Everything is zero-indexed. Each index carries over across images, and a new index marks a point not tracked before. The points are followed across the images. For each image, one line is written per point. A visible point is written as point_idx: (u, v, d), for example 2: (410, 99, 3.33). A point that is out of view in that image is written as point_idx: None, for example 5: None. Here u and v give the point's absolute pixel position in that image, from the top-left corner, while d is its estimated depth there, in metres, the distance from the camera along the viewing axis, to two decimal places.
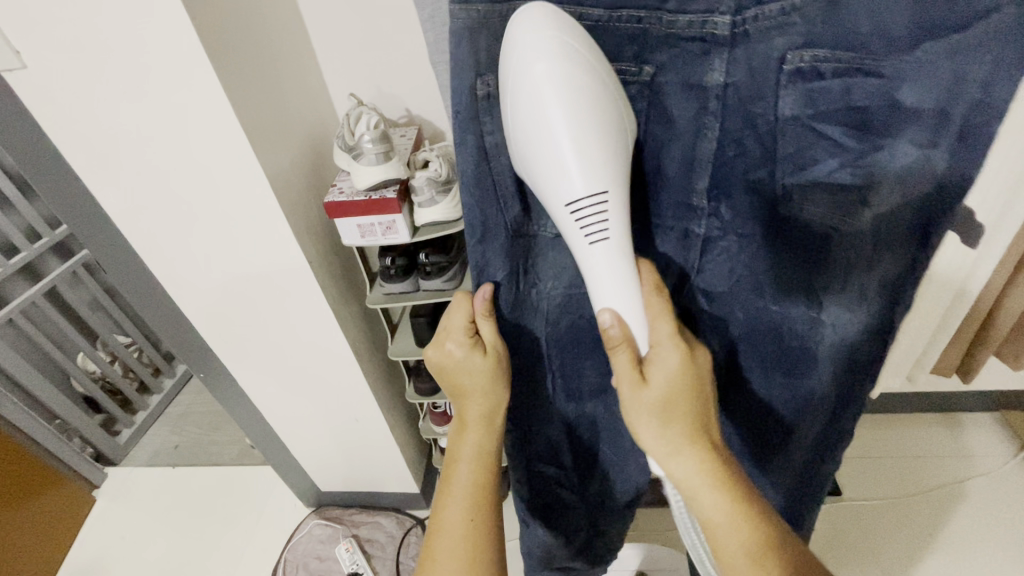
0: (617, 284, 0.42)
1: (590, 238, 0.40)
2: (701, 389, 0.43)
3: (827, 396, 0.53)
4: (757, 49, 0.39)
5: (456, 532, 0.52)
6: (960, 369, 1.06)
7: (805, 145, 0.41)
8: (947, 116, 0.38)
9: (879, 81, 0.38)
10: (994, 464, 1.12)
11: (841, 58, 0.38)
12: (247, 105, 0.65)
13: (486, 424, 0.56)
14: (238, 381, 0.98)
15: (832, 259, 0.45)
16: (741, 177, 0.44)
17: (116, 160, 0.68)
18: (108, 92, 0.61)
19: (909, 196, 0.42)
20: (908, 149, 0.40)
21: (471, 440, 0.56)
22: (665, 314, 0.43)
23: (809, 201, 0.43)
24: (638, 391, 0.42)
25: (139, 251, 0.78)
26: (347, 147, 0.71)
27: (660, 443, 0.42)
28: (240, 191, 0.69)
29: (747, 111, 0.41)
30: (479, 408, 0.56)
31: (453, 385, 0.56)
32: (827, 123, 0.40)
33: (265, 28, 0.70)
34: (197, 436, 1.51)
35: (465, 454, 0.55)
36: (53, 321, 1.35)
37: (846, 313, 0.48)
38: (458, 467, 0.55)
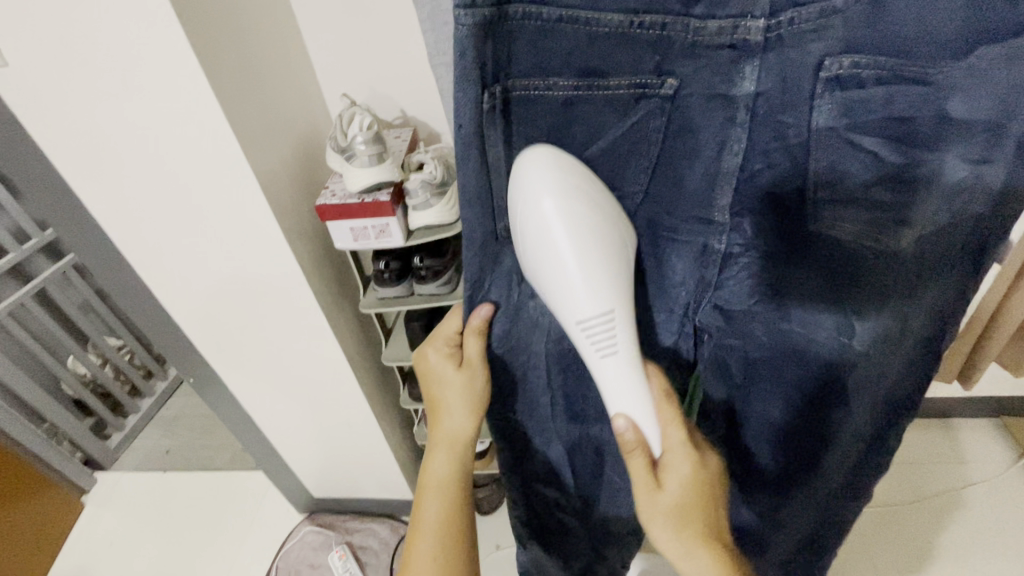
0: (629, 393, 0.41)
1: (601, 351, 0.40)
2: (711, 491, 0.43)
3: (857, 409, 0.52)
4: (790, 57, 0.37)
5: (423, 565, 0.52)
6: (962, 375, 1.04)
7: (841, 158, 0.39)
8: (1001, 128, 0.37)
9: (928, 89, 0.36)
10: (995, 471, 1.11)
11: (886, 64, 0.36)
12: (239, 108, 0.62)
13: (459, 447, 0.54)
14: (229, 386, 0.95)
15: (869, 284, 0.44)
16: (768, 191, 0.42)
17: (106, 158, 0.64)
18: (94, 91, 0.58)
19: (951, 209, 0.41)
20: (956, 163, 0.38)
21: (444, 463, 0.54)
22: (677, 422, 0.42)
23: (841, 218, 0.41)
24: (655, 498, 0.40)
25: (127, 255, 0.75)
26: (338, 148, 0.68)
27: (673, 545, 0.42)
28: (230, 195, 0.66)
29: (776, 123, 0.40)
30: (456, 429, 0.54)
31: (434, 399, 0.55)
32: (866, 135, 0.38)
33: (259, 25, 0.66)
34: (189, 440, 1.48)
35: (436, 480, 0.54)
36: (43, 323, 1.31)
37: (876, 328, 0.46)
38: (429, 494, 0.54)
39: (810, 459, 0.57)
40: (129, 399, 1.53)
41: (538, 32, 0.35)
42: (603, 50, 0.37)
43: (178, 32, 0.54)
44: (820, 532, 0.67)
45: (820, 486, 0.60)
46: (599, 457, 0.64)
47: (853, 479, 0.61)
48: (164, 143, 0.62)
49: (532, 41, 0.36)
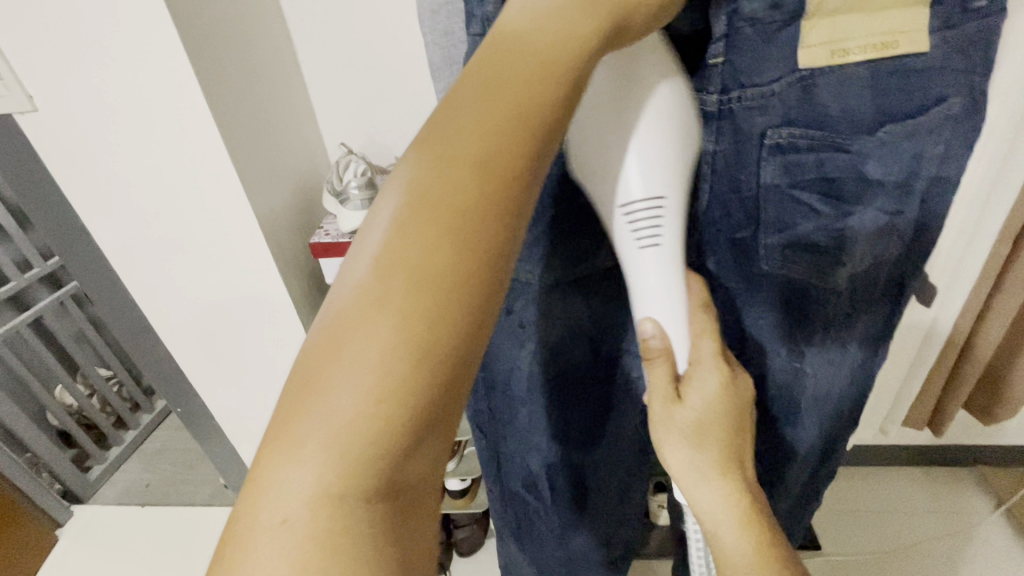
0: (662, 291, 0.40)
1: (641, 245, 0.39)
2: (739, 416, 0.41)
3: (812, 433, 0.57)
4: (740, 125, 0.41)
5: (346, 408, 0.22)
6: (933, 422, 1.06)
7: (785, 210, 0.44)
8: (910, 187, 0.42)
9: (849, 155, 0.41)
10: (973, 521, 1.12)
11: (815, 135, 0.41)
12: (244, 151, 0.67)
13: (456, 259, 0.23)
14: (216, 417, 0.96)
15: (813, 314, 0.49)
16: (725, 235, 0.47)
17: (115, 194, 0.69)
18: (112, 133, 0.64)
19: (878, 254, 0.45)
20: (877, 215, 0.43)
21: (416, 285, 0.23)
22: (710, 334, 0.41)
23: (788, 259, 0.46)
24: (670, 410, 0.40)
25: (126, 285, 0.79)
26: (335, 192, 0.74)
27: (688, 464, 0.40)
28: (228, 231, 0.71)
29: (732, 178, 0.44)
30: (470, 213, 0.24)
31: (456, 127, 0.25)
32: (804, 192, 0.43)
33: (269, 80, 0.74)
34: (170, 474, 1.47)
35: (383, 321, 0.22)
36: (36, 352, 1.33)
37: (824, 355, 0.52)
38: (357, 343, 0.22)
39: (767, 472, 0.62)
40: (114, 431, 1.53)
41: None
42: None
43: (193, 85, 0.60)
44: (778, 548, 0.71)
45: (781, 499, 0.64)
46: (578, 478, 0.66)
47: (808, 492, 0.66)
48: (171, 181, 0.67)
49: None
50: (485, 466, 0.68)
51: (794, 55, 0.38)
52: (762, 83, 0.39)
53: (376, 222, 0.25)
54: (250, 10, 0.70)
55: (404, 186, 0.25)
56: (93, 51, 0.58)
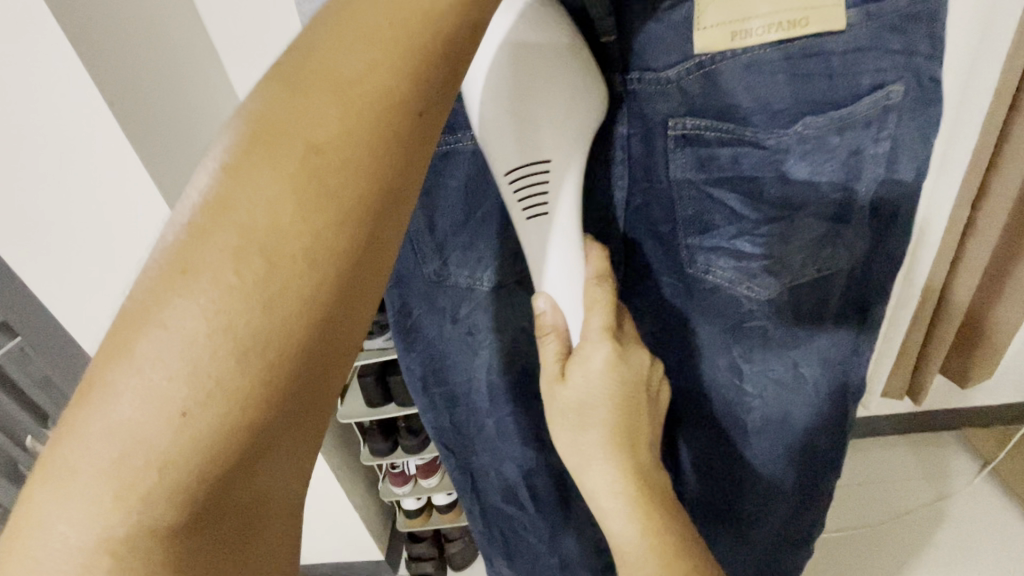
0: (559, 265, 0.38)
1: (528, 214, 0.37)
2: (631, 394, 0.39)
3: (765, 450, 0.55)
4: (644, 112, 0.39)
5: (131, 407, 0.20)
6: (911, 390, 1.05)
7: (704, 209, 0.43)
8: (850, 185, 0.40)
9: (765, 151, 0.39)
10: (962, 482, 1.12)
11: (724, 129, 0.39)
12: None
13: (251, 273, 0.20)
14: None
15: (749, 324, 0.47)
16: (644, 231, 0.46)
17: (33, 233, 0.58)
18: None
19: (817, 264, 0.44)
20: (810, 220, 0.42)
21: (197, 309, 0.19)
22: (602, 308, 0.38)
23: (714, 262, 0.45)
24: (554, 389, 0.39)
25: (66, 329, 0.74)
26: None
27: (571, 443, 0.39)
28: None
29: (647, 169, 0.42)
30: (276, 219, 0.20)
31: (267, 112, 0.21)
32: (722, 190, 0.42)
33: None
34: None
35: (157, 351, 0.19)
36: None
37: (767, 374, 0.50)
38: (125, 374, 0.20)
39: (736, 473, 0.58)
40: None
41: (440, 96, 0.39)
42: None
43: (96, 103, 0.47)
44: (778, 551, 0.65)
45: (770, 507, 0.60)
46: (555, 479, 0.62)
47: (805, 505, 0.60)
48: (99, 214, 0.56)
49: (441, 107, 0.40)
50: (459, 481, 0.64)
51: (690, 36, 0.36)
52: (664, 67, 0.37)
53: (164, 231, 0.21)
54: None
55: (200, 186, 0.21)
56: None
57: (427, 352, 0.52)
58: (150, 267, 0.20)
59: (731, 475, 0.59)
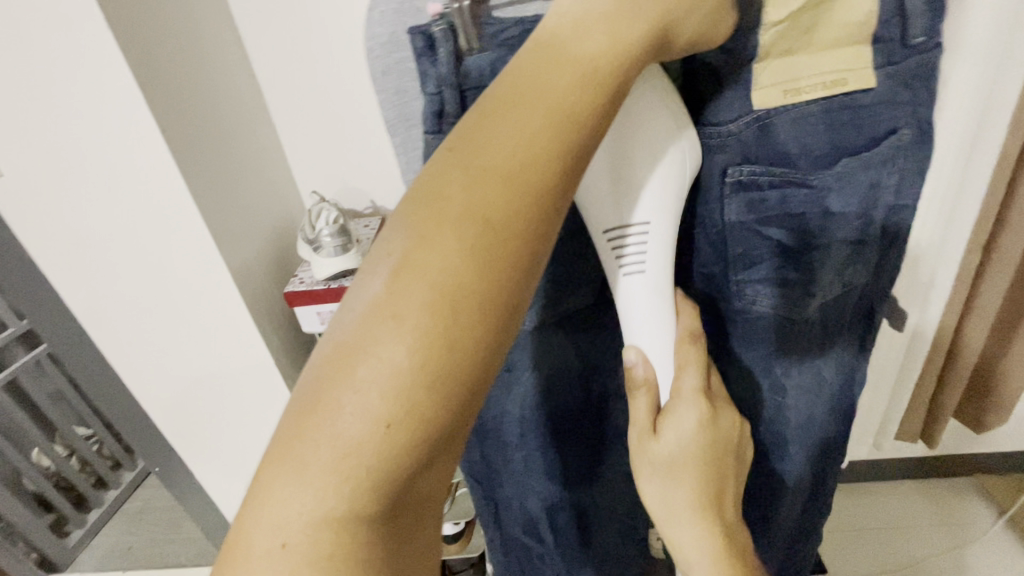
0: (651, 318, 0.39)
1: (624, 268, 0.39)
2: (719, 458, 0.39)
3: (793, 469, 0.56)
4: (701, 162, 0.40)
5: (348, 423, 0.21)
6: (925, 435, 1.04)
7: (751, 245, 0.44)
8: (871, 215, 0.43)
9: (811, 190, 0.41)
10: (980, 531, 1.10)
11: (776, 170, 0.41)
12: (215, 208, 0.66)
13: (454, 312, 0.22)
14: (198, 482, 0.91)
15: (789, 344, 0.49)
16: (696, 270, 0.47)
17: (73, 242, 0.66)
18: (80, 197, 0.62)
19: (845, 284, 0.46)
20: (842, 249, 0.43)
21: (405, 339, 0.22)
22: (694, 368, 0.39)
23: (758, 293, 0.45)
24: (644, 444, 0.39)
25: (99, 343, 0.76)
26: (308, 240, 0.72)
27: (662, 500, 0.39)
28: (199, 287, 0.68)
29: (699, 215, 0.43)
30: (455, 268, 0.22)
31: (446, 175, 0.24)
32: (769, 227, 0.43)
33: (239, 127, 0.72)
34: (153, 535, 1.35)
35: (371, 375, 0.22)
36: (14, 420, 1.19)
37: (802, 387, 0.51)
38: (343, 395, 0.22)
39: (760, 503, 0.59)
40: (95, 492, 1.39)
41: None
42: None
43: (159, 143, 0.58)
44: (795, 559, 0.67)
45: (776, 533, 0.61)
46: (579, 516, 0.62)
47: (806, 522, 0.64)
48: (135, 228, 0.64)
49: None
50: (481, 510, 0.64)
51: (748, 97, 0.38)
52: (723, 120, 0.39)
53: (364, 283, 0.23)
54: (215, 53, 0.68)
55: (396, 247, 0.23)
56: (46, 106, 0.57)
57: None
58: (353, 309, 0.23)
59: (760, 506, 0.59)
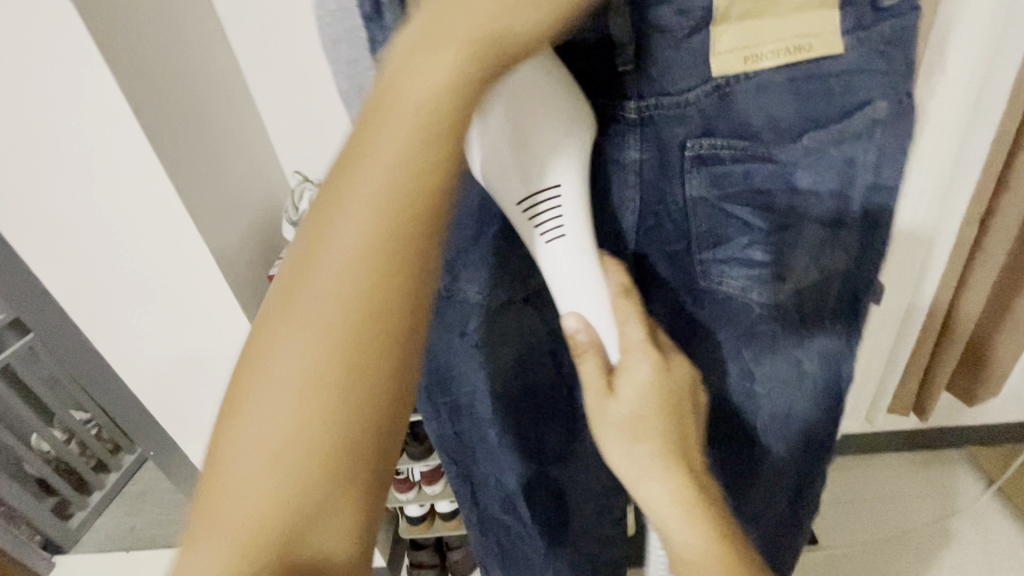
0: (582, 282, 0.39)
1: (545, 237, 0.39)
2: (679, 408, 0.37)
3: (769, 455, 0.55)
4: (660, 133, 0.40)
5: (259, 423, 0.25)
6: (917, 407, 1.05)
7: (716, 223, 0.43)
8: (845, 194, 0.42)
9: (775, 165, 0.41)
10: (969, 502, 1.11)
11: (738, 144, 0.40)
12: (194, 189, 0.64)
13: (345, 313, 0.25)
14: (194, 464, 0.92)
15: (761, 330, 0.47)
16: (660, 249, 0.46)
17: (48, 225, 0.63)
18: (51, 179, 0.60)
19: (824, 269, 0.44)
20: (814, 227, 0.43)
21: (301, 343, 0.25)
22: (636, 320, 0.38)
23: (728, 274, 0.45)
24: (604, 404, 0.37)
25: (81, 328, 0.74)
26: (291, 220, 0.71)
27: (628, 460, 0.36)
28: (181, 270, 0.67)
29: (660, 189, 0.43)
30: (343, 275, 0.24)
31: (332, 185, 0.25)
32: (734, 205, 0.43)
33: (218, 104, 0.70)
34: (154, 517, 1.36)
35: (275, 378, 0.25)
36: (10, 406, 1.19)
37: (778, 376, 0.50)
38: (253, 401, 0.25)
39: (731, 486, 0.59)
40: (95, 475, 1.40)
41: None
42: None
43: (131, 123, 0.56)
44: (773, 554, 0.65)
45: (755, 518, 0.60)
46: (557, 495, 0.62)
47: (788, 518, 0.62)
48: (110, 213, 0.62)
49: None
50: (459, 491, 0.64)
51: (705, 64, 0.38)
52: (678, 91, 0.39)
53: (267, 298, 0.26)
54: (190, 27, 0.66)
55: (292, 258, 0.26)
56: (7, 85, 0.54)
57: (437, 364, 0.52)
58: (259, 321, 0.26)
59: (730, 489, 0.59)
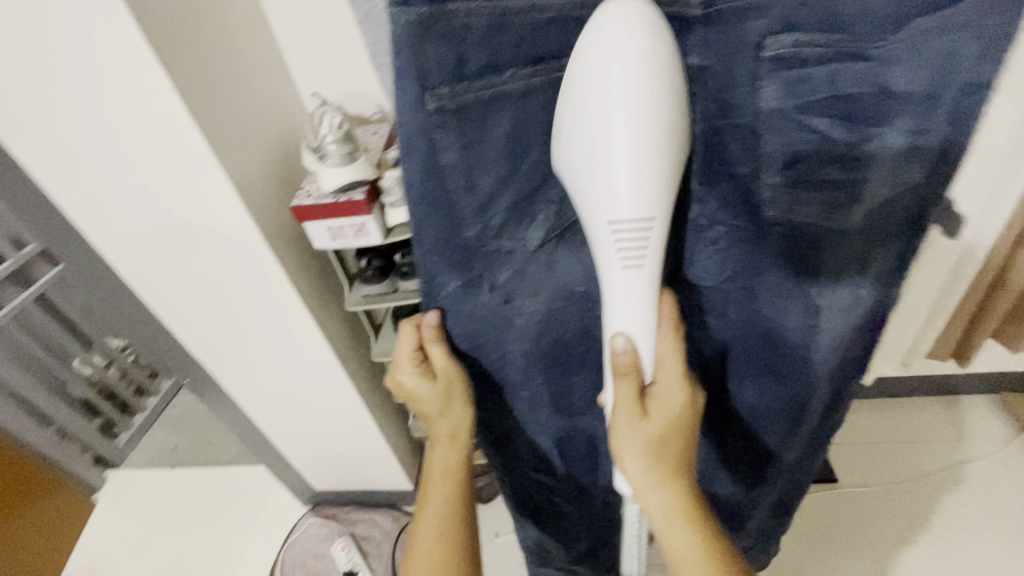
0: (636, 306, 0.40)
1: (624, 263, 0.39)
2: (689, 431, 0.44)
3: (811, 396, 0.52)
4: (732, 33, 0.38)
5: (426, 551, 0.52)
6: (959, 354, 1.01)
7: (789, 137, 0.40)
8: (936, 100, 0.38)
9: (866, 64, 0.37)
10: (995, 446, 1.10)
11: (825, 39, 0.37)
12: (209, 113, 0.60)
13: (446, 491, 0.54)
14: (231, 392, 0.94)
15: (826, 257, 0.44)
16: (723, 170, 0.42)
17: (65, 149, 0.61)
18: (61, 102, 0.56)
19: (897, 184, 0.41)
20: (896, 134, 0.39)
21: (434, 514, 0.53)
22: (677, 354, 0.43)
23: (797, 197, 0.42)
24: (635, 424, 0.41)
25: (108, 260, 0.73)
26: (311, 149, 0.66)
27: (642, 473, 0.42)
28: (203, 199, 0.64)
29: (723, 101, 0.40)
30: (441, 468, 0.55)
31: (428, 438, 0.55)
32: (814, 115, 0.39)
33: (230, 17, 0.64)
34: (195, 437, 1.43)
35: (425, 540, 0.52)
36: (50, 333, 1.22)
37: (835, 303, 0.46)
38: (421, 555, 0.52)
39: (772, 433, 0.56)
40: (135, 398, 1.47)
41: (485, 29, 0.37)
42: (547, 37, 0.39)
43: (135, 36, 0.51)
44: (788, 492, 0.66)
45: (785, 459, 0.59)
46: (592, 447, 0.61)
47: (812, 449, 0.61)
48: (126, 140, 0.59)
49: (483, 36, 0.37)
50: (488, 451, 0.63)
51: None
52: None
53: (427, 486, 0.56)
54: None
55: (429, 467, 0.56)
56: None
57: (467, 325, 0.50)
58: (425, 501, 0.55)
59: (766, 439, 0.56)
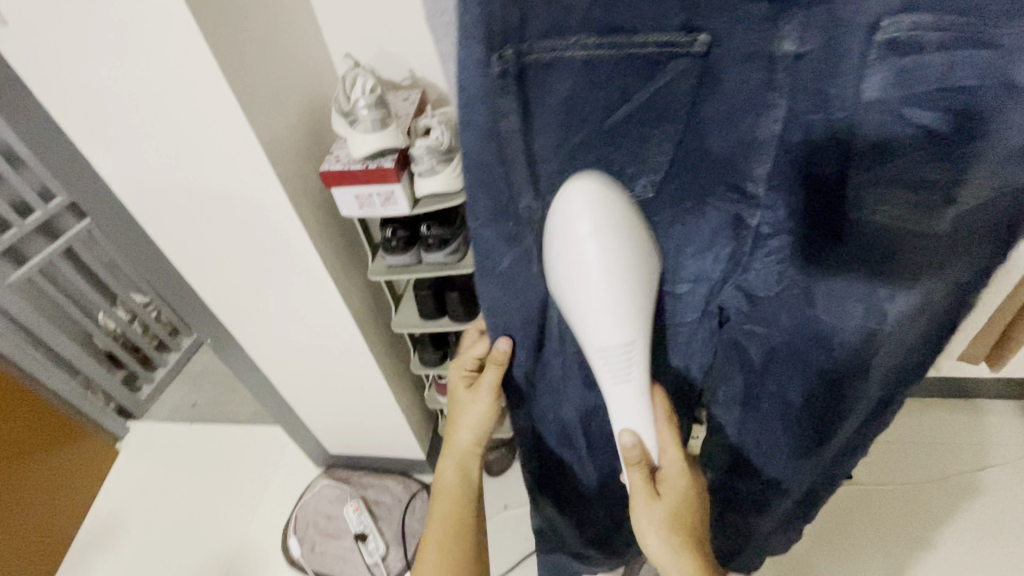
0: (636, 411, 0.44)
1: (617, 380, 0.42)
2: (697, 500, 0.48)
3: (866, 393, 0.51)
4: (839, 13, 0.33)
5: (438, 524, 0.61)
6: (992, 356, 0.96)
7: (887, 133, 0.36)
8: None
9: (996, 52, 0.31)
10: (1017, 452, 1.07)
11: (952, 22, 0.31)
12: (241, 70, 0.58)
13: (462, 477, 0.62)
14: (251, 354, 0.95)
15: (901, 264, 0.41)
16: (806, 164, 0.40)
17: (98, 102, 0.59)
18: (93, 53, 0.55)
19: (1001, 184, 0.36)
20: (1013, 133, 0.33)
21: (448, 494, 0.61)
22: (675, 443, 0.46)
23: (883, 198, 0.38)
24: (651, 507, 0.45)
25: (135, 216, 0.73)
26: (342, 112, 0.64)
27: (662, 550, 0.46)
28: (233, 160, 0.64)
29: (819, 90, 0.37)
30: (460, 459, 0.62)
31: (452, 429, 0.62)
32: (919, 108, 0.34)
33: None
34: (214, 395, 1.46)
35: (438, 513, 0.61)
36: (76, 284, 1.25)
37: (905, 304, 0.43)
38: (436, 522, 0.61)
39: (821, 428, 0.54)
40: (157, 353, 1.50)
41: None
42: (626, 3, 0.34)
43: None
44: (818, 487, 0.64)
45: (828, 449, 0.57)
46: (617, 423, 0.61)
47: (855, 443, 0.59)
48: (159, 95, 0.58)
49: None
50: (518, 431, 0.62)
51: None
52: None
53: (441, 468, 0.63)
54: None
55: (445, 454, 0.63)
56: None
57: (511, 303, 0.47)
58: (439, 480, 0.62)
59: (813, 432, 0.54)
